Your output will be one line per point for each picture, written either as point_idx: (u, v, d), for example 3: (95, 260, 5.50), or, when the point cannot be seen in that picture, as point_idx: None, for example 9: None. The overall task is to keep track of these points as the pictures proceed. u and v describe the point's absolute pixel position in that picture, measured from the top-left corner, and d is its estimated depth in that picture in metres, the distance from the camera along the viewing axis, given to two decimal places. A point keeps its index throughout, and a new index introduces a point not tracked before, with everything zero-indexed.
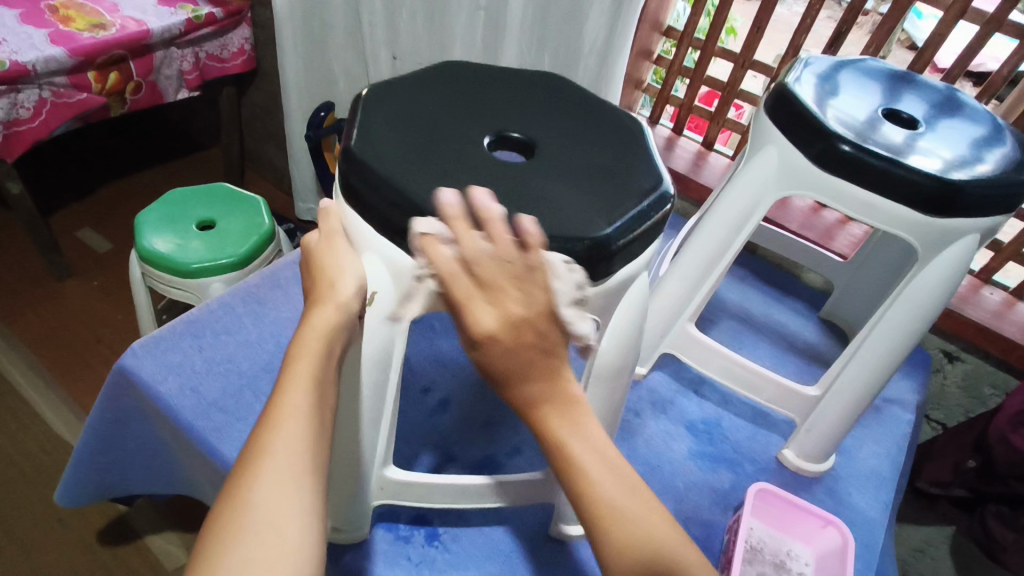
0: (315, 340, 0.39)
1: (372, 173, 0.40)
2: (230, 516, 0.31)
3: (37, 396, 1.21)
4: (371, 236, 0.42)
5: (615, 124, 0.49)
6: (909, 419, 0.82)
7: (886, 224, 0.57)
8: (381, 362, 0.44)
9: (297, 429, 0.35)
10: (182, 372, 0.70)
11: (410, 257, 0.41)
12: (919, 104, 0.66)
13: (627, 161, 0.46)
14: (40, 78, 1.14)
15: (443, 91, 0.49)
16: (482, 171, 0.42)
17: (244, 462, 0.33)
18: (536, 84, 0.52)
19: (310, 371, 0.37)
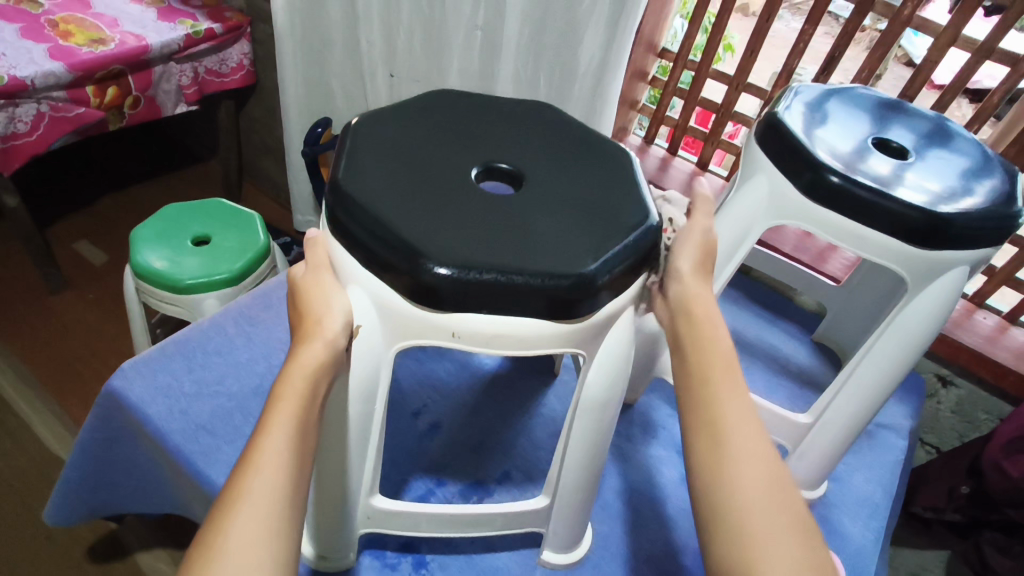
0: (301, 378, 0.39)
1: (356, 207, 0.40)
2: (204, 560, 0.32)
3: (28, 410, 1.20)
4: (354, 269, 0.41)
5: (605, 155, 0.49)
6: (902, 445, 0.82)
7: (877, 256, 0.57)
8: (367, 396, 0.44)
9: (274, 472, 0.36)
10: (171, 395, 0.69)
11: (394, 293, 0.40)
12: (909, 134, 0.66)
13: (616, 194, 0.46)
14: (38, 93, 1.15)
15: (432, 121, 0.49)
16: (468, 203, 0.42)
17: (222, 504, 0.34)
18: (527, 115, 0.52)
19: (294, 413, 0.38)
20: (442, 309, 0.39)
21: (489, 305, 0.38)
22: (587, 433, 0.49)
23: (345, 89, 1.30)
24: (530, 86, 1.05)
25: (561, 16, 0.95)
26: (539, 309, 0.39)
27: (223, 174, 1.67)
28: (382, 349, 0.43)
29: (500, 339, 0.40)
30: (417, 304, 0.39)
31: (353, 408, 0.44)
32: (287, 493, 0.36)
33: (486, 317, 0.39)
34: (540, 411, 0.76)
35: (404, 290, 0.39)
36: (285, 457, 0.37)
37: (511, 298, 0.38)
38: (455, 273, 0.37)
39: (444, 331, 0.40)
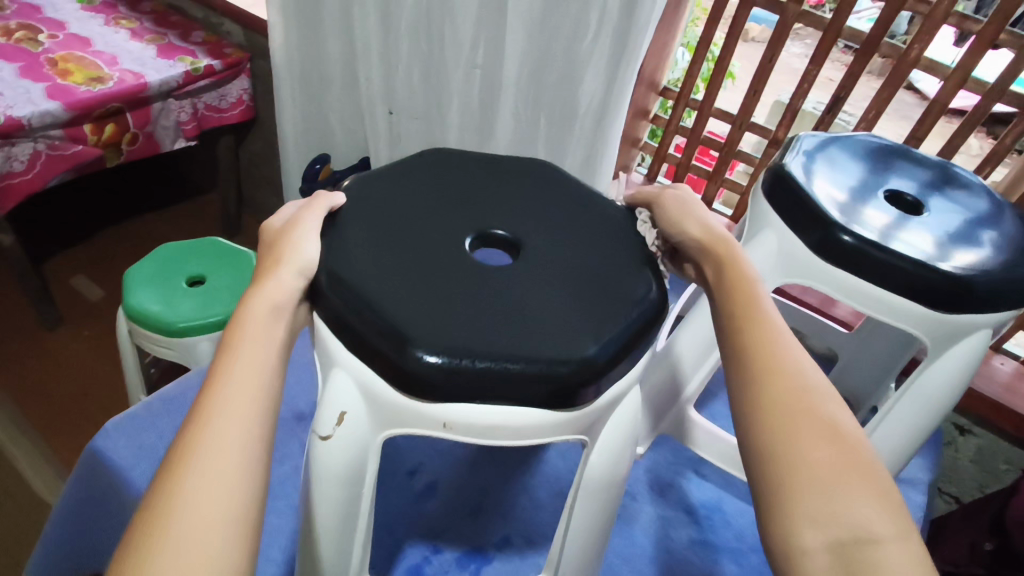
0: (255, 327, 0.37)
1: (342, 288, 0.38)
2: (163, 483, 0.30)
3: (19, 454, 1.18)
4: (337, 351, 0.39)
5: (607, 217, 0.48)
6: (922, 500, 0.78)
7: (894, 318, 0.55)
8: (353, 483, 0.41)
9: (239, 395, 0.34)
10: (156, 457, 0.67)
11: (382, 381, 0.38)
12: (916, 182, 0.64)
13: (619, 261, 0.44)
14: (34, 132, 1.14)
15: (425, 184, 0.47)
16: (462, 279, 0.40)
17: (185, 429, 0.32)
18: (525, 173, 0.51)
19: (259, 342, 0.37)
20: (432, 399, 0.36)
21: (481, 395, 0.36)
22: (589, 516, 0.46)
23: (344, 125, 1.28)
24: (530, 124, 1.04)
25: (561, 56, 0.93)
26: (538, 398, 0.36)
27: (222, 208, 1.66)
28: (370, 434, 0.40)
29: (493, 429, 0.37)
30: (405, 393, 0.37)
31: (337, 494, 0.41)
32: (244, 433, 0.33)
33: (479, 407, 0.37)
34: (541, 469, 0.73)
35: (391, 377, 0.36)
36: (241, 401, 0.34)
37: (504, 388, 0.36)
38: (444, 361, 0.35)
39: (434, 421, 0.37)
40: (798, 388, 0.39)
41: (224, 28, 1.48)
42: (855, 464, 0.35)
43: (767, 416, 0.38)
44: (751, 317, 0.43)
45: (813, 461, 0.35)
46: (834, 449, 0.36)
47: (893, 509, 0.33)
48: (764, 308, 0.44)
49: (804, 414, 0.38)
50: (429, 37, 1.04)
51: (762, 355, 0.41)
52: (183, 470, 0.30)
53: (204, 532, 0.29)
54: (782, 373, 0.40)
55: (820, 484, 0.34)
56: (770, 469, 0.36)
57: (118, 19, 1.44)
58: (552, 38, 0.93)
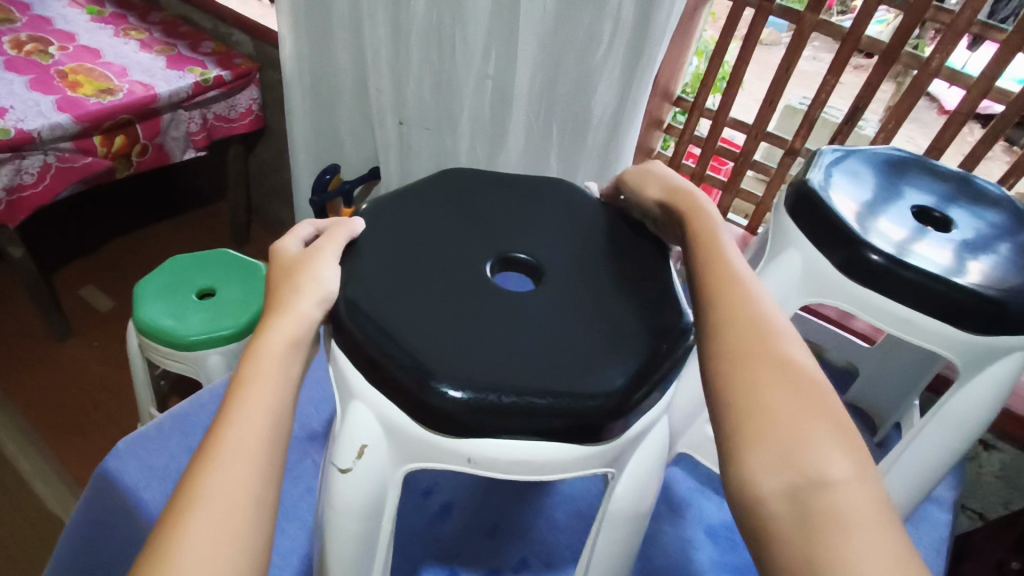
0: (268, 354, 0.38)
1: (365, 321, 0.39)
2: (182, 505, 0.32)
3: (31, 468, 1.17)
4: (360, 385, 0.40)
5: (635, 245, 0.49)
6: (946, 519, 0.77)
7: (923, 339, 0.54)
8: (371, 517, 0.41)
9: (251, 422, 0.36)
10: (168, 477, 0.66)
11: (405, 416, 0.38)
12: (941, 197, 0.64)
13: (646, 290, 0.45)
14: (45, 144, 1.13)
15: (443, 217, 0.49)
16: (489, 311, 0.41)
17: (202, 453, 0.34)
18: (550, 202, 0.52)
19: (274, 370, 0.38)
20: (455, 435, 0.37)
21: (503, 430, 0.37)
22: (612, 549, 0.45)
23: (354, 135, 1.28)
24: (543, 135, 1.03)
25: (574, 66, 0.92)
26: (562, 432, 0.37)
27: (231, 218, 1.65)
28: (390, 468, 0.41)
29: (518, 464, 0.38)
30: (429, 428, 0.37)
31: (354, 529, 0.40)
32: (258, 458, 0.35)
33: (504, 442, 0.37)
34: (558, 488, 0.72)
35: (413, 412, 0.37)
36: (254, 435, 0.35)
37: (530, 423, 0.36)
38: (468, 397, 0.36)
39: (458, 457, 0.38)
40: (760, 337, 0.39)
41: (233, 38, 1.47)
42: (813, 413, 0.36)
43: (732, 369, 0.38)
44: (712, 270, 0.43)
45: (775, 413, 0.36)
46: (794, 399, 0.36)
47: (848, 452, 0.34)
48: (724, 256, 0.44)
49: (767, 364, 0.38)
50: (440, 47, 1.03)
51: (724, 304, 0.41)
52: (196, 493, 0.32)
53: (216, 549, 0.31)
54: (742, 324, 0.40)
55: (779, 436, 0.35)
56: (733, 423, 0.36)
57: (127, 30, 1.44)
58: (565, 48, 0.91)
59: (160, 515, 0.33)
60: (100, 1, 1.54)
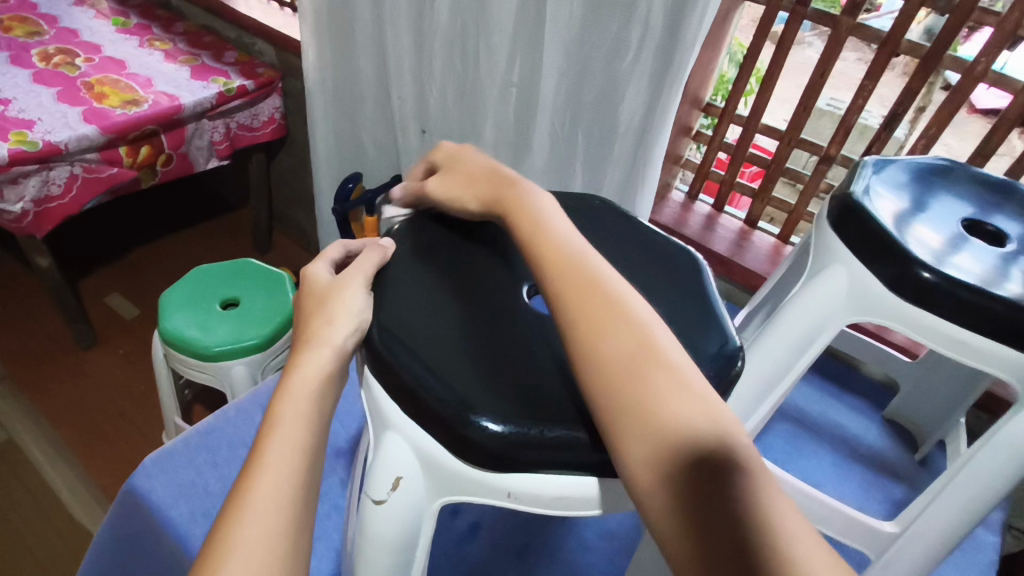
0: (298, 397, 0.39)
1: (403, 352, 0.40)
2: (218, 552, 0.32)
3: (58, 477, 1.18)
4: (398, 416, 0.41)
5: (674, 270, 0.51)
6: (995, 543, 0.74)
7: (974, 360, 0.51)
8: (403, 549, 0.41)
9: (284, 464, 0.36)
10: (195, 495, 0.65)
11: (446, 451, 0.39)
12: (984, 206, 0.62)
13: (687, 319, 0.47)
14: (71, 156, 1.14)
15: (476, 250, 0.50)
16: (531, 342, 0.43)
17: (234, 497, 0.34)
18: (586, 229, 0.55)
19: (304, 413, 0.38)
20: (492, 470, 0.38)
21: (539, 466, 0.38)
22: None
23: (376, 143, 1.27)
24: (567, 144, 1.01)
25: (600, 74, 0.90)
26: (608, 462, 0.38)
27: (253, 225, 1.66)
28: (425, 500, 0.42)
29: (559, 500, 0.39)
30: (467, 462, 0.39)
31: (386, 560, 0.41)
32: (291, 508, 0.34)
33: (543, 476, 0.39)
34: None
35: (451, 445, 0.38)
36: (285, 483, 0.35)
37: (571, 456, 0.37)
38: (507, 431, 0.37)
39: (499, 491, 0.39)
40: (609, 324, 0.39)
41: (256, 47, 1.48)
42: (680, 389, 0.37)
43: (595, 365, 0.38)
44: (549, 257, 0.43)
45: (647, 399, 0.36)
46: (662, 376, 0.37)
47: (712, 418, 0.36)
48: (558, 238, 0.45)
49: (622, 352, 0.38)
50: (463, 54, 1.02)
51: (566, 293, 0.41)
52: (233, 538, 0.32)
53: None
54: (592, 316, 0.40)
55: (652, 423, 0.35)
56: (607, 420, 0.37)
57: (152, 40, 1.45)
58: (591, 56, 0.90)
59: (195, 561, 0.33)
60: (125, 13, 1.55)
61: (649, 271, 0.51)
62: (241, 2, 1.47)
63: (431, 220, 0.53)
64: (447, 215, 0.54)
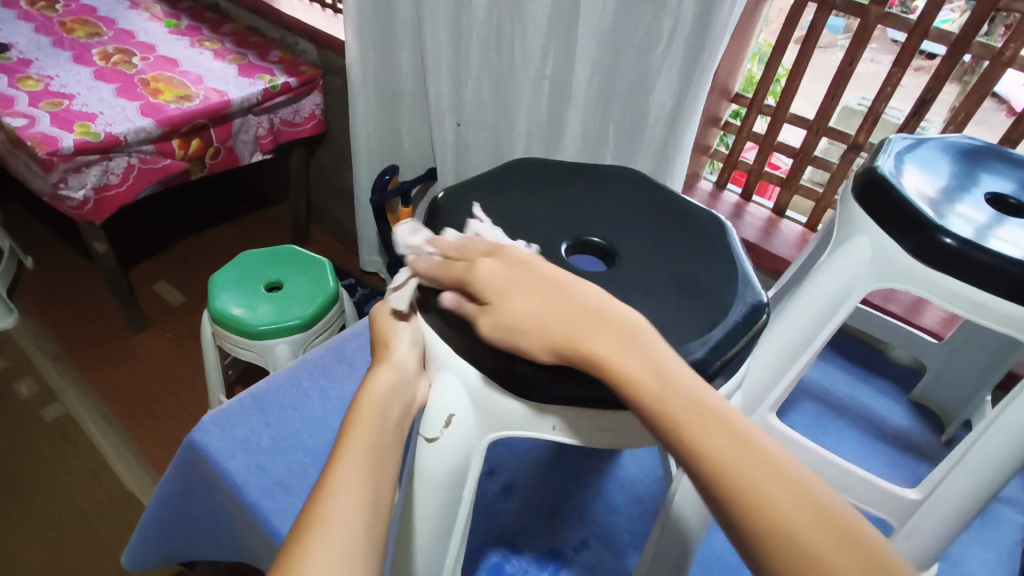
0: (372, 400, 0.43)
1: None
2: (308, 529, 0.34)
3: (110, 451, 1.25)
4: (449, 357, 0.46)
5: (705, 235, 0.55)
6: (1022, 522, 0.75)
7: (999, 324, 0.54)
8: (453, 486, 0.47)
9: (360, 458, 0.39)
10: (250, 449, 0.70)
11: (499, 393, 0.44)
12: (1009, 182, 0.64)
13: (715, 275, 0.50)
14: (130, 147, 1.22)
15: (524, 215, 0.55)
16: None
17: (321, 484, 0.37)
18: (622, 196, 0.59)
19: (373, 420, 0.41)
20: (542, 403, 0.44)
21: (591, 399, 0.42)
22: None
23: (413, 137, 1.33)
24: (598, 136, 1.04)
25: (632, 65, 0.94)
26: None
27: (292, 219, 1.73)
28: (475, 436, 0.47)
29: (600, 432, 0.45)
30: (517, 394, 0.44)
31: (437, 496, 0.46)
32: (369, 482, 0.38)
33: (585, 412, 0.44)
34: (616, 474, 0.74)
35: (501, 379, 0.44)
36: (365, 466, 0.38)
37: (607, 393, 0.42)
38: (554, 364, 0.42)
39: (544, 424, 0.45)
40: (727, 442, 0.36)
41: (299, 47, 1.55)
42: (816, 514, 0.33)
43: (723, 492, 0.35)
44: (634, 365, 0.38)
45: (784, 532, 0.33)
46: (795, 499, 0.34)
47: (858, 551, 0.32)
48: (640, 334, 0.39)
49: (749, 478, 0.34)
50: (499, 48, 1.06)
51: (672, 411, 0.37)
52: (321, 517, 0.35)
53: (341, 563, 0.33)
54: (706, 438, 0.36)
55: (797, 562, 0.32)
56: (751, 552, 0.34)
57: (202, 41, 1.53)
58: (623, 48, 0.93)
59: (285, 541, 0.35)
60: (177, 15, 1.64)
61: (682, 234, 0.55)
62: (286, 3, 1.54)
63: (479, 185, 0.57)
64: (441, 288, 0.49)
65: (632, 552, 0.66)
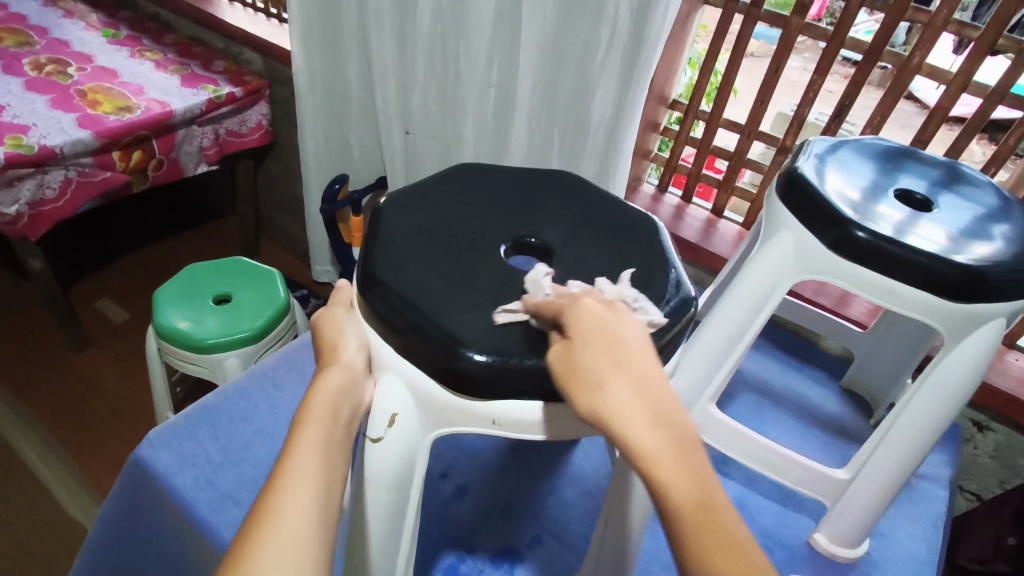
0: (321, 399, 0.43)
1: (399, 299, 0.47)
2: (259, 525, 0.35)
3: (51, 476, 1.20)
4: (394, 358, 0.47)
5: (640, 232, 0.57)
6: (943, 496, 0.80)
7: (911, 310, 0.58)
8: (400, 485, 0.48)
9: (311, 454, 0.39)
10: (197, 464, 0.69)
11: (442, 391, 0.46)
12: (920, 180, 0.69)
13: (648, 270, 0.53)
14: (66, 160, 1.17)
15: (466, 218, 0.57)
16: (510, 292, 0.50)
17: (272, 481, 0.37)
18: (559, 196, 0.62)
19: (322, 417, 0.42)
20: (482, 399, 0.45)
21: (530, 393, 0.45)
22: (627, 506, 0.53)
23: (363, 145, 1.33)
24: (544, 142, 1.07)
25: (573, 72, 0.96)
26: None
27: (241, 231, 1.70)
28: (420, 434, 0.48)
29: (539, 425, 0.46)
30: (460, 393, 0.45)
31: (386, 496, 0.47)
32: (320, 477, 0.38)
33: (525, 407, 0.46)
34: (568, 471, 0.76)
35: (444, 378, 0.45)
36: (317, 463, 0.39)
37: (546, 384, 0.45)
38: (493, 360, 0.43)
39: (485, 419, 0.46)
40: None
41: (244, 57, 1.53)
42: None
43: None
44: (680, 493, 0.33)
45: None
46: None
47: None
48: (661, 404, 0.36)
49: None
50: (445, 57, 1.07)
51: (711, 564, 0.30)
52: (273, 511, 0.35)
53: (294, 555, 0.33)
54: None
55: None
56: None
57: (142, 51, 1.50)
58: (564, 56, 0.96)
59: (233, 541, 0.35)
60: (115, 25, 1.60)
61: (620, 233, 0.58)
62: (228, 12, 1.52)
63: (422, 190, 0.59)
64: (453, 245, 0.53)
65: (583, 544, 0.68)
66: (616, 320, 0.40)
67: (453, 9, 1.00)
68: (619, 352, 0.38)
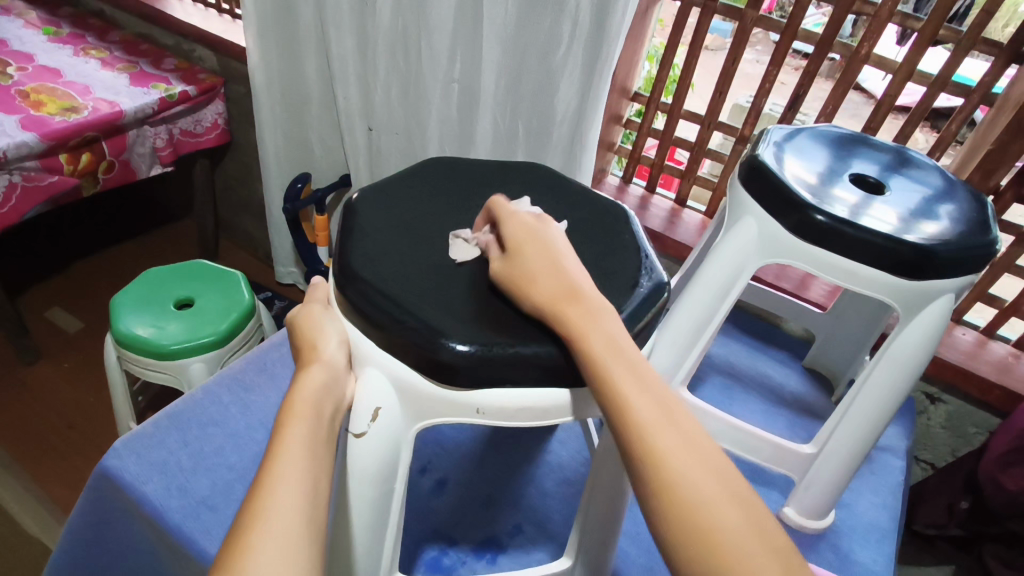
0: (304, 398, 0.43)
1: (378, 293, 0.47)
2: (246, 531, 0.34)
3: (5, 494, 1.14)
4: (375, 353, 0.47)
5: (612, 222, 0.59)
6: (901, 465, 0.84)
7: (867, 288, 0.61)
8: (385, 479, 0.48)
9: (299, 453, 0.39)
10: (168, 472, 0.67)
11: (424, 382, 0.46)
12: (873, 165, 0.72)
13: (624, 259, 0.54)
14: (10, 164, 1.12)
15: (441, 212, 0.56)
16: (487, 284, 0.50)
17: (258, 482, 0.37)
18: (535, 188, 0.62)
19: (305, 417, 0.42)
20: (466, 388, 0.46)
21: (512, 380, 0.46)
22: (606, 490, 0.54)
23: (324, 144, 1.32)
24: (508, 137, 1.07)
25: (536, 66, 0.96)
26: (557, 377, 0.46)
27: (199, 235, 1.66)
28: (403, 428, 0.48)
29: (521, 412, 0.47)
30: (443, 384, 0.46)
31: (370, 490, 0.47)
32: (308, 477, 0.38)
33: (505, 394, 0.47)
34: (545, 460, 0.77)
35: (427, 369, 0.45)
36: (304, 462, 0.39)
37: (526, 371, 0.45)
38: (475, 350, 0.44)
39: (469, 408, 0.47)
40: (685, 456, 0.38)
41: (196, 54, 1.48)
42: (684, 441, 0.39)
43: (668, 498, 0.37)
44: (618, 367, 0.41)
45: (714, 536, 0.35)
46: (736, 512, 0.36)
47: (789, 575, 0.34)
48: (596, 304, 0.44)
49: (700, 489, 0.37)
50: (406, 54, 1.07)
51: (619, 379, 0.41)
52: (262, 513, 0.35)
53: (286, 558, 0.33)
54: (674, 451, 0.38)
55: (662, 476, 0.37)
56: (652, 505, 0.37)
57: (87, 49, 1.44)
58: (527, 52, 0.96)
59: (220, 547, 0.34)
60: (56, 23, 1.53)
61: (593, 224, 0.58)
62: (178, 8, 1.48)
63: (394, 186, 0.58)
64: (430, 240, 0.53)
65: (564, 530, 0.69)
66: (551, 241, 0.49)
67: (413, 6, 1.00)
68: (560, 268, 0.46)
